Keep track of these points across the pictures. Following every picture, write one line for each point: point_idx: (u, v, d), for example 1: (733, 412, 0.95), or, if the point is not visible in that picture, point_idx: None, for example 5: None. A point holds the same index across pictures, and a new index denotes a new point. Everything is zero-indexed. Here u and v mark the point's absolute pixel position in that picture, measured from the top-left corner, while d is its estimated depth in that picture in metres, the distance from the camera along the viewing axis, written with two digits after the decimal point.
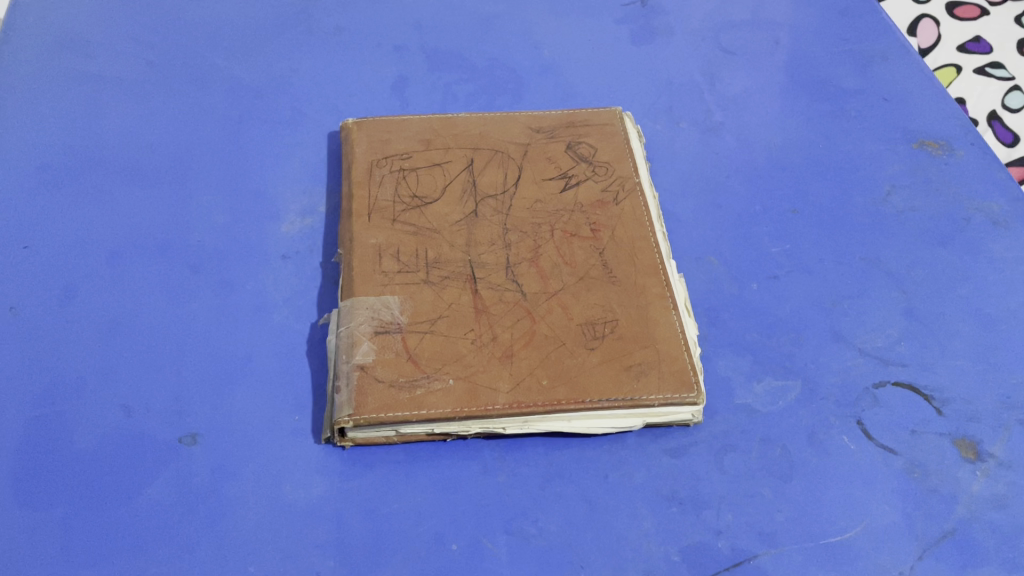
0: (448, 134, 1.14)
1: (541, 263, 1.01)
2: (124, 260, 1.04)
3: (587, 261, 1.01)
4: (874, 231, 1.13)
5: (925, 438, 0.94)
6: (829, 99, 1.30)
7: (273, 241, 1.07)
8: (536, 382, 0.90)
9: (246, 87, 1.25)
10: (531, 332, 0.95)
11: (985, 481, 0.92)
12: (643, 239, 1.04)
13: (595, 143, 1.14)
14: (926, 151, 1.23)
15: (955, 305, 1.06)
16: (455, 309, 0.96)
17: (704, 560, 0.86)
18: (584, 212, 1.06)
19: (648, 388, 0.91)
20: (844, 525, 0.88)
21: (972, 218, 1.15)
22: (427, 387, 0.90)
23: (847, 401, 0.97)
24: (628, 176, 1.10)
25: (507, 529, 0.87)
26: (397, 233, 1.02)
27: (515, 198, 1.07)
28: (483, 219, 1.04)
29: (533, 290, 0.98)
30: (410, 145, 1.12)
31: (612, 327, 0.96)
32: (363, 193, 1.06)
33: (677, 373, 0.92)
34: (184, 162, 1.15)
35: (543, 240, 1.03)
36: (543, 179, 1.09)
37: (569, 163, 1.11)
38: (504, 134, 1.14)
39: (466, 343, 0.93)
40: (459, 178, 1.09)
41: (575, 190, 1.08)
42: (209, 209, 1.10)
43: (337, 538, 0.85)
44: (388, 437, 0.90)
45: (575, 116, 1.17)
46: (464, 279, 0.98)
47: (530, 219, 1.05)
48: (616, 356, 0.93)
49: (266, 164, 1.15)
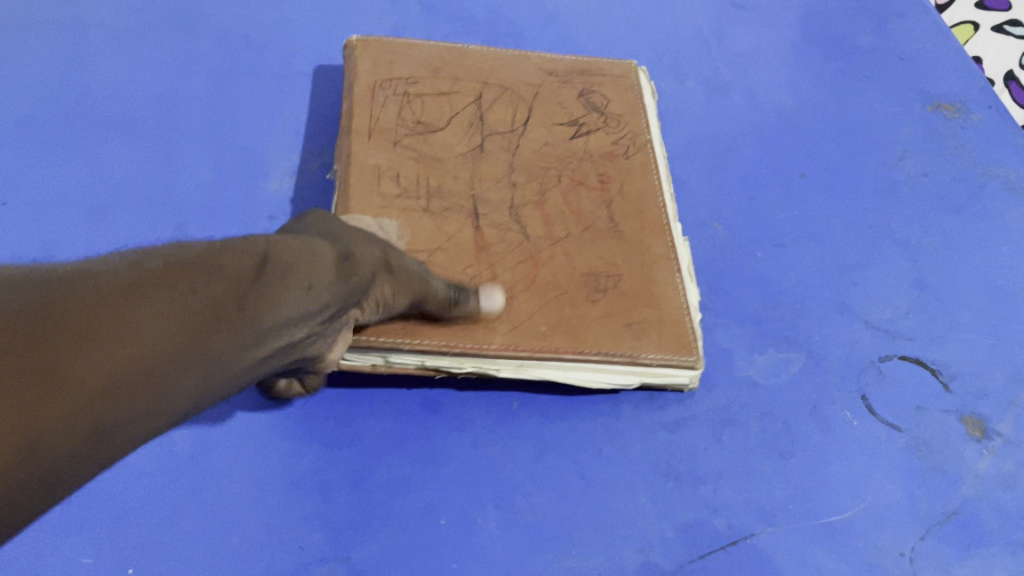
0: (458, 65, 1.08)
1: (546, 208, 0.97)
2: (104, 218, 1.00)
3: (592, 212, 0.98)
4: (885, 196, 1.09)
5: (931, 414, 0.91)
6: (842, 57, 1.24)
7: (261, 201, 1.03)
8: (534, 328, 0.86)
9: (234, 38, 1.19)
10: (533, 277, 0.91)
11: (992, 460, 0.89)
12: (650, 197, 1.00)
13: (608, 94, 1.10)
14: (941, 114, 1.18)
15: (967, 277, 1.02)
16: (455, 242, 0.91)
17: (699, 538, 0.83)
18: (592, 161, 1.02)
19: (647, 346, 0.87)
20: (845, 504, 0.85)
21: (987, 185, 1.11)
22: None
23: (851, 374, 0.94)
24: (639, 130, 1.07)
25: (498, 503, 0.84)
26: (400, 157, 0.96)
27: (523, 138, 1.02)
28: (489, 156, 1.00)
29: (537, 234, 0.94)
30: (417, 71, 1.06)
31: (617, 282, 0.92)
32: (364, 111, 0.99)
33: (679, 336, 0.89)
34: (169, 115, 1.10)
35: (550, 186, 0.99)
36: (554, 123, 1.05)
37: (582, 111, 1.07)
38: (516, 72, 1.09)
39: (464, 279, 0.89)
40: (466, 111, 1.03)
41: (585, 139, 1.04)
42: (194, 166, 1.06)
43: (323, 509, 0.82)
44: (374, 364, 0.83)
45: (590, 63, 1.13)
46: (466, 213, 0.94)
47: (537, 162, 1.01)
48: (619, 311, 0.89)
49: (254, 121, 1.11)
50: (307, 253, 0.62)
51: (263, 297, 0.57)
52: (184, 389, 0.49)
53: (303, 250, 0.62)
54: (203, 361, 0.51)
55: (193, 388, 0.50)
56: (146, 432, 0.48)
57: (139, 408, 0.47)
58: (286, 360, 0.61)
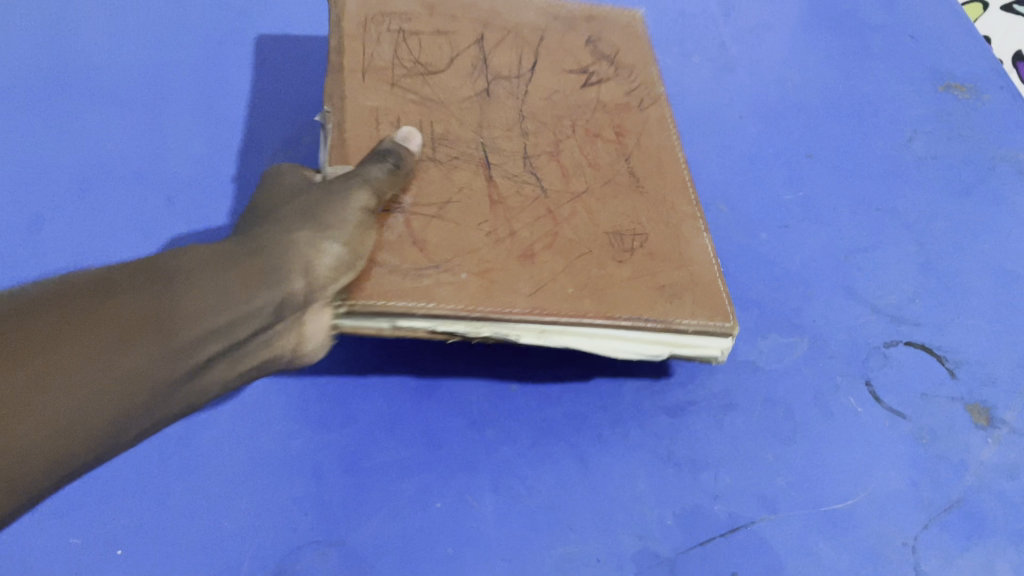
0: (454, 4, 1.00)
1: (563, 159, 0.90)
2: (93, 190, 0.98)
3: (611, 166, 0.91)
4: (892, 178, 1.07)
5: (936, 402, 0.90)
6: (850, 34, 1.21)
7: (254, 174, 1.01)
8: (560, 288, 0.78)
9: (227, 7, 1.16)
10: (554, 235, 0.83)
11: (996, 449, 0.88)
12: (670, 151, 0.94)
13: (617, 43, 1.04)
14: (952, 94, 1.15)
15: (975, 261, 1.00)
16: (467, 195, 0.83)
17: (698, 525, 0.82)
18: (606, 113, 0.96)
19: (680, 311, 0.80)
20: (847, 492, 0.84)
21: (997, 167, 1.08)
22: (435, 277, 0.76)
23: (856, 359, 0.92)
24: (652, 82, 1.01)
25: (494, 487, 0.83)
26: (397, 99, 0.89)
27: (531, 85, 0.95)
28: (496, 101, 0.93)
29: (555, 188, 0.87)
30: (412, 7, 0.98)
31: (642, 241, 0.85)
32: (357, 47, 0.91)
33: (711, 297, 0.82)
34: (160, 84, 1.07)
35: (564, 136, 0.92)
36: (563, 70, 0.98)
37: (590, 59, 1.01)
38: (516, 16, 1.02)
39: (479, 235, 0.80)
40: (468, 52, 0.96)
41: (597, 89, 0.98)
42: (187, 138, 1.03)
43: (316, 492, 0.81)
44: (381, 328, 0.74)
45: (595, 10, 1.07)
46: (476, 163, 0.87)
47: (548, 111, 0.94)
48: (647, 272, 0.82)
49: (247, 92, 1.08)
50: (224, 259, 0.64)
51: (174, 309, 0.59)
52: (85, 399, 0.53)
53: (220, 256, 0.65)
54: (111, 381, 0.54)
55: (97, 418, 0.54)
56: (59, 463, 0.52)
57: (53, 438, 0.51)
58: (232, 373, 0.64)
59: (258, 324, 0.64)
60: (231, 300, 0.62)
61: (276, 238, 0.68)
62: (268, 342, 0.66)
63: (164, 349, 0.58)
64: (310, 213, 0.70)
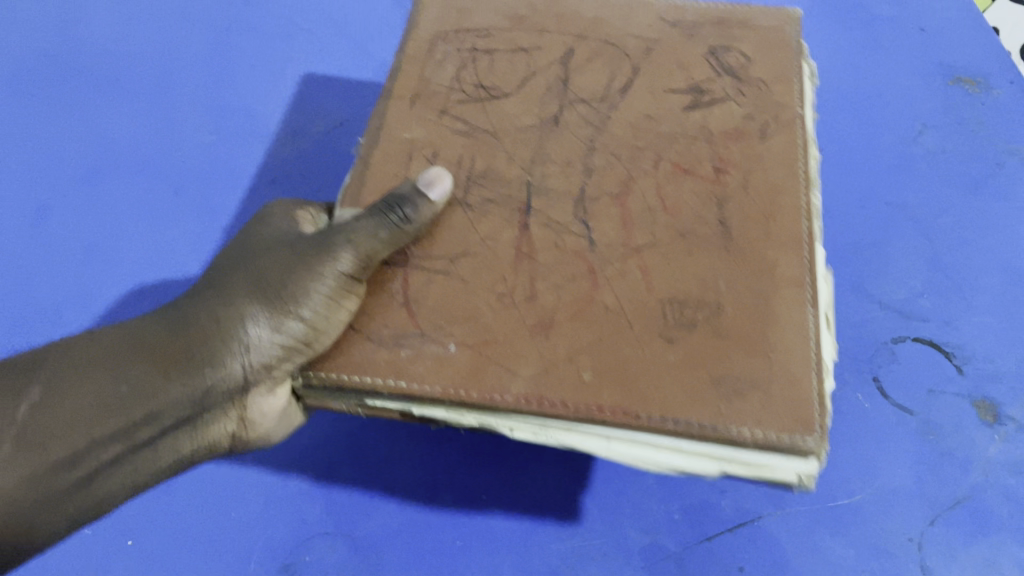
0: (551, 12, 0.85)
1: (630, 203, 0.73)
2: (100, 181, 1.00)
3: (696, 212, 0.72)
4: (900, 173, 1.06)
5: (943, 398, 0.89)
6: (861, 27, 1.21)
7: (261, 164, 1.02)
8: (574, 374, 0.64)
9: None
10: (588, 301, 0.68)
11: (1002, 447, 0.86)
12: (787, 194, 0.72)
13: (752, 52, 0.82)
14: (960, 88, 1.14)
15: (984, 258, 0.99)
16: (489, 248, 0.71)
17: (705, 520, 0.82)
18: (710, 142, 0.76)
19: (740, 416, 0.62)
20: (853, 487, 0.84)
21: (1007, 162, 1.06)
22: (417, 351, 0.66)
23: (863, 355, 0.92)
24: (789, 102, 0.78)
25: (502, 479, 0.83)
26: (442, 128, 0.78)
27: (616, 109, 0.78)
28: (563, 130, 0.77)
29: (607, 240, 0.71)
30: (496, 19, 0.85)
31: (714, 313, 0.66)
32: (414, 71, 0.81)
33: (793, 409, 0.61)
34: (168, 73, 1.08)
35: (641, 173, 0.74)
36: (665, 89, 0.79)
37: (707, 74, 0.80)
38: (626, 22, 0.85)
39: (490, 299, 0.68)
40: (548, 71, 0.81)
41: (705, 112, 0.78)
42: (194, 128, 1.04)
43: (324, 484, 0.82)
44: (350, 408, 0.68)
45: (735, 13, 0.85)
46: (514, 207, 0.73)
47: (628, 141, 0.76)
48: (706, 358, 0.64)
49: (255, 79, 1.08)
50: (132, 353, 0.66)
51: (57, 421, 0.63)
52: None
53: (130, 348, 0.66)
54: None
55: None
56: None
57: None
58: (159, 463, 0.67)
59: (171, 420, 0.65)
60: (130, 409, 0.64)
61: (215, 322, 0.67)
62: (199, 430, 0.68)
63: (43, 464, 0.62)
64: (263, 288, 0.68)
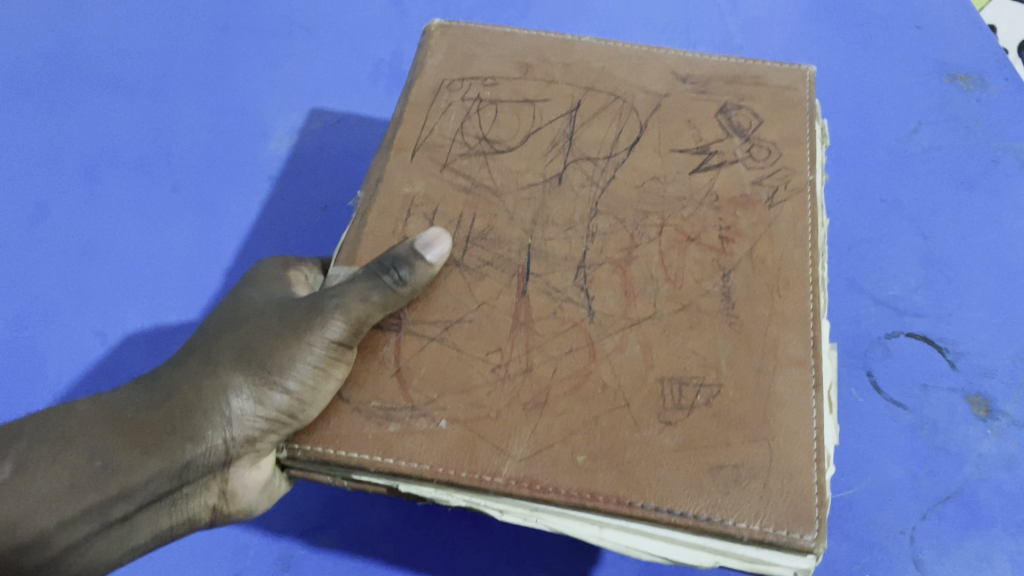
0: (557, 62, 0.85)
1: (631, 272, 0.72)
2: (97, 177, 1.01)
3: (697, 284, 0.72)
4: (896, 171, 1.06)
5: (937, 393, 0.90)
6: (856, 26, 1.20)
7: (258, 162, 1.03)
8: (568, 456, 0.64)
9: None
10: (584, 377, 0.67)
11: (995, 440, 0.88)
12: (792, 268, 0.72)
13: (762, 111, 0.81)
14: (957, 86, 1.13)
15: (978, 253, 0.99)
16: (486, 317, 0.70)
17: None
18: (716, 208, 0.75)
19: (735, 508, 0.61)
20: (847, 481, 0.86)
21: (1002, 158, 1.06)
22: (408, 425, 0.65)
23: (857, 350, 0.94)
24: (800, 167, 0.77)
25: None
26: (445, 185, 0.77)
27: (621, 168, 0.78)
28: (567, 188, 0.77)
29: (607, 312, 0.70)
30: (503, 68, 0.85)
31: (712, 395, 0.66)
32: (417, 121, 0.81)
33: (789, 501, 0.61)
34: (164, 71, 1.09)
35: (645, 239, 0.74)
36: (673, 149, 0.79)
37: (716, 134, 0.80)
38: (636, 75, 0.84)
39: (484, 370, 0.68)
40: (553, 125, 0.81)
41: (713, 174, 0.77)
42: (191, 126, 1.05)
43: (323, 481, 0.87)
44: (336, 480, 0.67)
45: (746, 67, 0.85)
46: (512, 272, 0.72)
47: (634, 203, 0.76)
48: (703, 443, 0.64)
49: (252, 78, 1.09)
50: (110, 429, 0.65)
51: (33, 498, 0.63)
52: None
53: (108, 424, 0.66)
54: None
55: None
56: None
57: None
58: (136, 537, 0.66)
59: (146, 497, 0.64)
60: (102, 485, 0.63)
61: (188, 395, 0.65)
62: (178, 504, 0.67)
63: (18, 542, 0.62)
64: (246, 354, 0.66)
